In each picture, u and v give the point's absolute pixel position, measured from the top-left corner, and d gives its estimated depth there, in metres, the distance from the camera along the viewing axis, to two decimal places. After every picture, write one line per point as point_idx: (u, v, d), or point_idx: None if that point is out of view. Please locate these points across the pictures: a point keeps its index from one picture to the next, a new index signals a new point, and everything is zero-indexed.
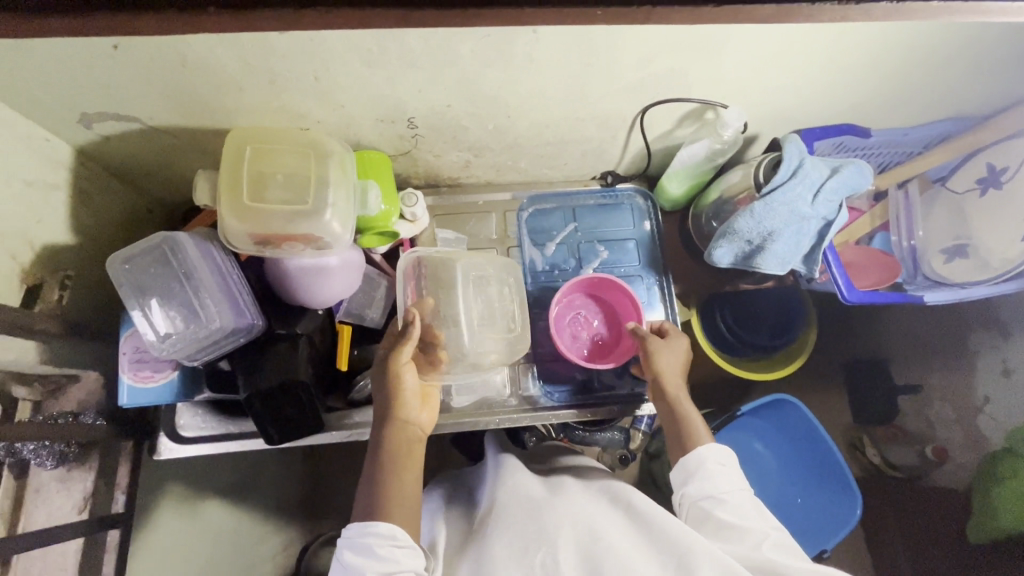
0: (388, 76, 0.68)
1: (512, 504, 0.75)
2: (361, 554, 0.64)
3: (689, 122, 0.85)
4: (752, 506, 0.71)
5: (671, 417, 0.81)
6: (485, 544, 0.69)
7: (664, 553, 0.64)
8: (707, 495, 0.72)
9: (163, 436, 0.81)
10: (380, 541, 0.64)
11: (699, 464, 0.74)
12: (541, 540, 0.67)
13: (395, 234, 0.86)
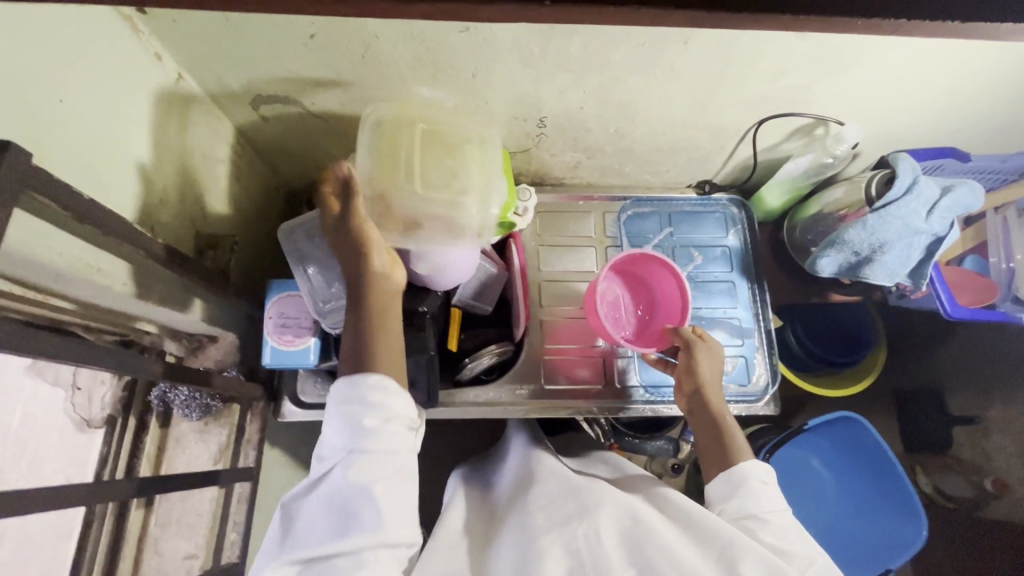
0: (537, 77, 0.74)
1: (549, 480, 0.74)
2: (356, 406, 0.62)
3: (798, 136, 0.89)
4: (795, 529, 0.68)
5: (712, 426, 0.77)
6: (520, 520, 0.69)
7: (707, 546, 0.63)
8: (748, 515, 0.68)
9: (287, 401, 0.86)
10: (376, 398, 0.62)
11: (743, 481, 0.70)
12: (582, 514, 0.66)
13: (510, 226, 0.91)
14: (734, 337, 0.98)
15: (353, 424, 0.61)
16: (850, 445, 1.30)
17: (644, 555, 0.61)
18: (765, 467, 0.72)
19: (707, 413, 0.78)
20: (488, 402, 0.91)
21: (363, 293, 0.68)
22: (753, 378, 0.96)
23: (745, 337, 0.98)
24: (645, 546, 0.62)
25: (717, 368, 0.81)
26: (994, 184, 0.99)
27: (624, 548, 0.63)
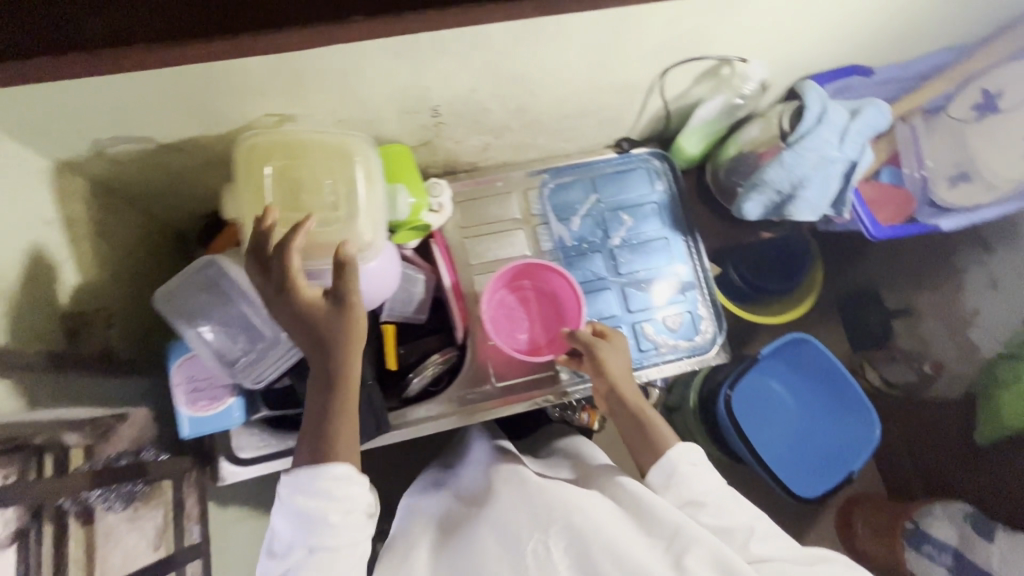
0: (415, 65, 0.66)
1: (505, 490, 0.72)
2: (315, 499, 0.55)
3: (705, 79, 0.85)
4: (728, 495, 0.71)
5: (633, 420, 0.78)
6: (471, 539, 0.67)
7: (656, 535, 0.64)
8: (689, 500, 0.70)
9: (224, 461, 0.80)
10: (337, 489, 0.55)
11: (674, 469, 0.72)
12: (534, 525, 0.65)
13: (426, 227, 0.85)
14: (677, 293, 0.97)
15: (311, 519, 0.55)
16: (807, 365, 1.34)
17: (592, 557, 0.61)
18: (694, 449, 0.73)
19: (625, 410, 0.79)
20: (444, 414, 0.86)
21: (326, 361, 0.56)
22: (701, 331, 0.96)
23: (688, 290, 0.97)
24: (592, 546, 0.61)
25: (624, 362, 0.82)
26: (899, 93, 0.99)
27: (573, 553, 0.62)
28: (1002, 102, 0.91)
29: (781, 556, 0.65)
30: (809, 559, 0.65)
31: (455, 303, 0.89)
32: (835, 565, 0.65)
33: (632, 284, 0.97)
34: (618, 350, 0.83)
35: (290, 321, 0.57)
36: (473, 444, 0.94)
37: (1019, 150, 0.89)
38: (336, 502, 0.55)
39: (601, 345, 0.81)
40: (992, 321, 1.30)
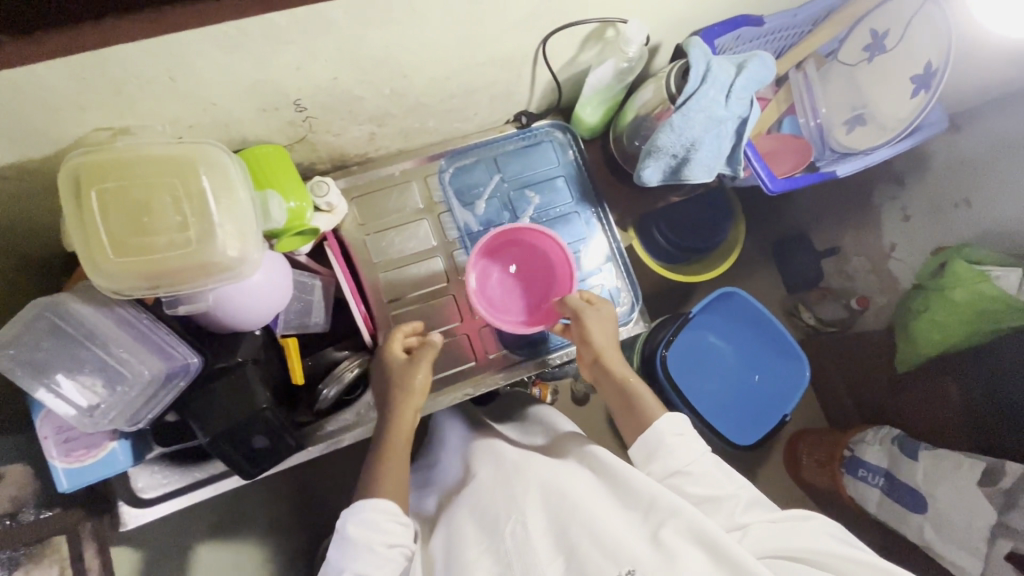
0: (256, 59, 0.59)
1: (484, 478, 0.73)
2: (364, 529, 0.63)
3: (591, 44, 0.81)
4: (717, 468, 0.68)
5: (618, 390, 0.77)
6: (458, 529, 0.68)
7: (632, 507, 0.62)
8: (673, 471, 0.68)
9: (123, 505, 0.75)
10: (385, 523, 0.64)
11: (660, 438, 0.70)
12: (511, 509, 0.65)
13: (315, 231, 0.80)
14: (592, 267, 0.95)
15: (357, 548, 0.61)
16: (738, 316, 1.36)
17: (569, 539, 0.60)
18: (678, 416, 0.71)
19: (611, 378, 0.79)
20: (361, 421, 0.84)
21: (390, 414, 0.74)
22: (620, 303, 0.95)
23: (605, 263, 0.95)
24: (569, 527, 0.60)
25: (612, 330, 0.81)
26: (792, 40, 0.99)
27: (552, 533, 0.61)
28: (890, 41, 0.90)
29: (766, 520, 0.63)
30: (795, 520, 0.63)
31: (358, 305, 0.84)
32: (823, 526, 0.63)
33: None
34: (603, 317, 0.81)
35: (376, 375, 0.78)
36: (450, 429, 0.93)
37: (905, 88, 0.89)
38: (381, 535, 0.63)
39: (588, 310, 0.80)
40: (907, 253, 1.34)
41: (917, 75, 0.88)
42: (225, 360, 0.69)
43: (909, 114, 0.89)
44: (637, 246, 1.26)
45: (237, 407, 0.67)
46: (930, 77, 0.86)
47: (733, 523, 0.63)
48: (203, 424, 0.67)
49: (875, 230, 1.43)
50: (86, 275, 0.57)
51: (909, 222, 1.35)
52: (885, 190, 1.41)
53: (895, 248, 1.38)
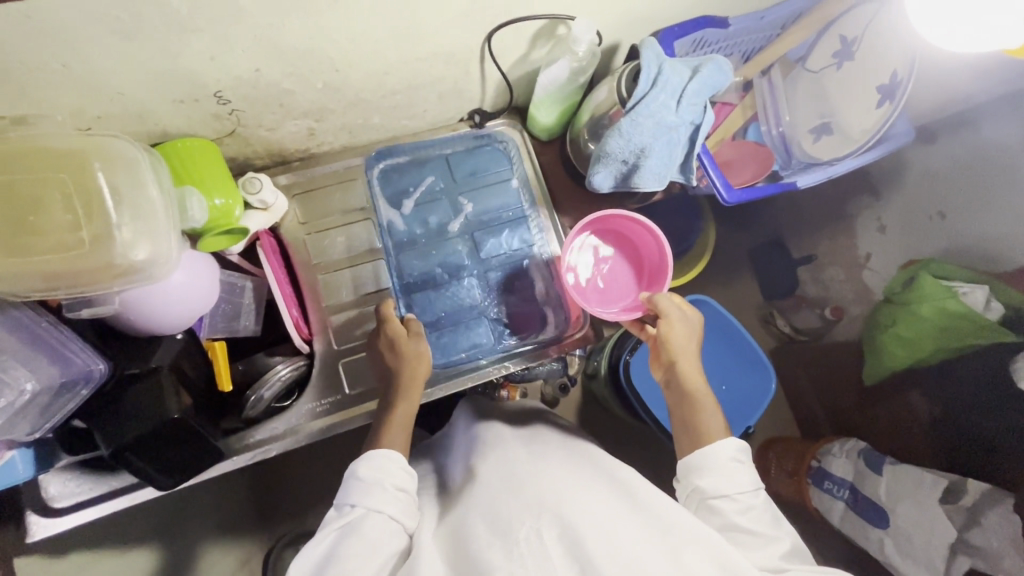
0: (161, 47, 0.55)
1: (494, 481, 0.69)
2: (374, 469, 0.66)
3: (542, 41, 0.78)
4: (764, 506, 0.65)
5: (681, 399, 0.74)
6: (462, 532, 0.63)
7: (651, 526, 0.58)
8: (721, 493, 0.65)
9: (32, 514, 0.71)
10: (395, 468, 0.67)
11: (716, 456, 0.67)
12: (527, 516, 0.60)
13: (246, 231, 0.76)
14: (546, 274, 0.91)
15: (368, 486, 0.64)
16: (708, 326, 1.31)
17: (583, 548, 0.54)
18: (739, 442, 0.68)
19: (680, 386, 0.75)
20: (290, 432, 0.80)
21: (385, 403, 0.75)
22: (550, 321, 0.88)
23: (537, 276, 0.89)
24: (582, 537, 0.55)
25: (692, 339, 0.77)
26: (760, 44, 0.96)
27: (564, 544, 0.56)
28: (857, 48, 0.87)
29: (810, 569, 0.58)
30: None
31: (290, 308, 0.80)
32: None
33: (496, 267, 0.89)
34: (687, 322, 0.77)
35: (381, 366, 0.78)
36: (461, 434, 0.90)
37: (871, 98, 0.87)
38: (390, 474, 0.66)
39: (675, 312, 0.77)
40: (881, 263, 1.34)
41: (882, 85, 0.85)
42: (138, 365, 0.65)
43: (872, 126, 0.86)
44: None
45: (149, 414, 0.64)
46: (895, 87, 0.83)
47: (771, 564, 0.58)
48: (107, 433, 0.63)
49: (850, 241, 1.41)
50: None
51: (884, 233, 1.34)
52: (861, 199, 1.40)
53: (869, 258, 1.37)
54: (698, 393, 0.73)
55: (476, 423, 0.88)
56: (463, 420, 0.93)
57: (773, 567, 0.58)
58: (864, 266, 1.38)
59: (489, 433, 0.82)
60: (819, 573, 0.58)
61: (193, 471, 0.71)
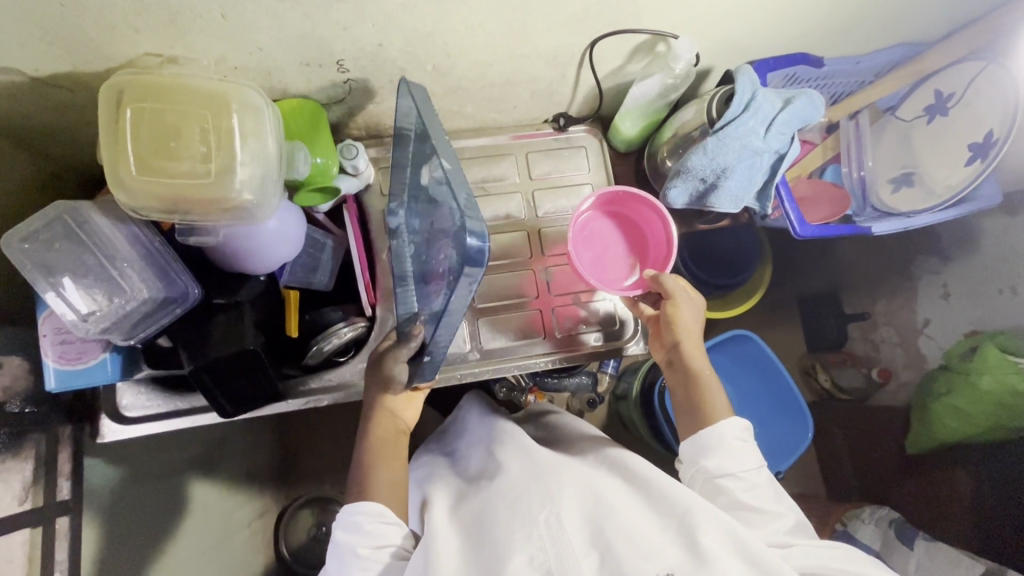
0: (306, 13, 0.61)
1: (512, 467, 0.71)
2: (352, 533, 0.68)
3: (640, 56, 0.81)
4: (768, 484, 0.68)
5: (685, 383, 0.76)
6: (482, 517, 0.65)
7: (668, 514, 0.59)
8: (725, 472, 0.68)
9: (105, 418, 0.77)
10: (370, 527, 0.68)
11: (722, 439, 0.69)
12: (545, 500, 0.62)
13: (337, 191, 0.81)
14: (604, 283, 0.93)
15: (346, 554, 0.67)
16: (749, 365, 1.28)
17: (603, 536, 0.57)
18: (743, 422, 0.71)
19: (681, 371, 0.77)
20: (342, 386, 0.85)
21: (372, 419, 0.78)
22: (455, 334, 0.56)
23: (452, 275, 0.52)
24: (606, 527, 0.57)
25: (696, 323, 0.79)
26: (850, 89, 0.97)
27: (586, 530, 0.58)
28: (952, 103, 0.87)
29: (811, 543, 0.62)
30: (840, 546, 0.63)
31: (363, 272, 0.85)
32: (862, 557, 0.61)
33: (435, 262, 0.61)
34: (693, 306, 0.79)
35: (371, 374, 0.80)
36: (474, 421, 0.92)
37: (960, 155, 0.86)
38: (365, 536, 0.67)
39: (682, 296, 0.78)
40: (940, 332, 1.25)
41: (975, 143, 0.84)
42: (225, 296, 0.71)
43: (957, 182, 0.86)
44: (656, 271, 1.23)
45: (227, 343, 0.69)
46: (989, 147, 0.82)
47: (776, 539, 0.62)
48: (190, 352, 0.69)
49: None
50: (109, 188, 0.60)
51: (949, 301, 1.24)
52: None
53: (928, 324, 1.28)
54: (696, 382, 0.75)
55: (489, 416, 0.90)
56: (473, 411, 0.95)
57: (779, 542, 0.62)
58: (921, 332, 1.30)
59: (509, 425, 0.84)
60: (819, 545, 0.62)
61: (253, 405, 0.75)
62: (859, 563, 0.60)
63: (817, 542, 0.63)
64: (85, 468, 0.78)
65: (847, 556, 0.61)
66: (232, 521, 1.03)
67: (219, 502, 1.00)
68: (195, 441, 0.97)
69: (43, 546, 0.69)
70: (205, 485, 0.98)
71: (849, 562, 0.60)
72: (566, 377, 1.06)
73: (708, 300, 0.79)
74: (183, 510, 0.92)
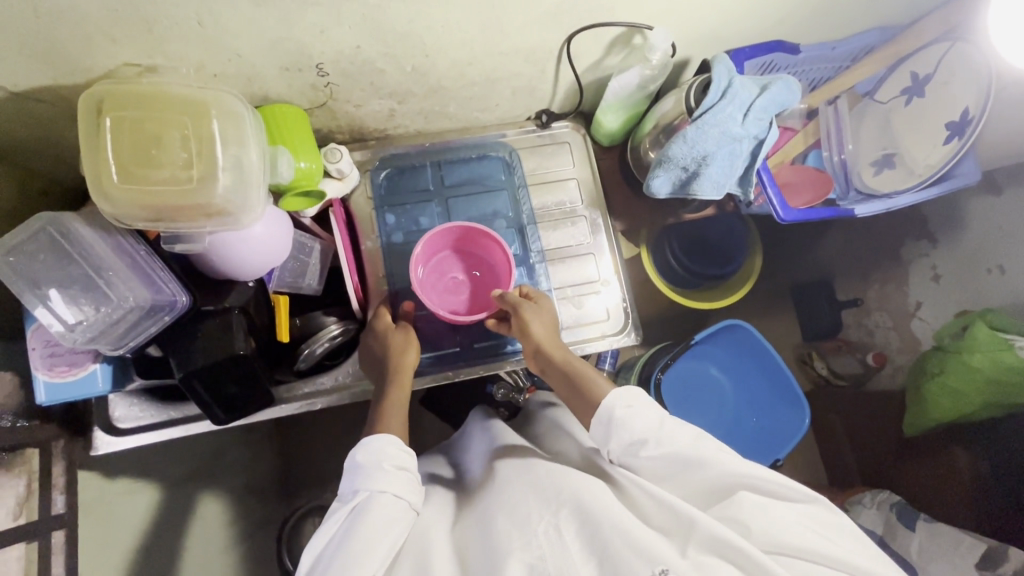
0: (283, 17, 0.62)
1: (510, 477, 0.70)
2: (370, 454, 0.66)
3: (617, 49, 0.82)
4: (669, 426, 0.64)
5: (564, 376, 0.74)
6: (480, 528, 0.64)
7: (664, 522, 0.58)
8: (630, 443, 0.64)
9: (97, 430, 0.77)
10: (391, 450, 0.67)
11: (610, 413, 0.66)
12: (544, 509, 0.61)
13: (322, 195, 0.81)
14: (594, 274, 0.94)
15: (368, 471, 0.64)
16: (745, 354, 1.28)
17: (599, 539, 0.56)
18: (626, 388, 0.68)
19: (556, 366, 0.76)
20: (335, 389, 0.85)
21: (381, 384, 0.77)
22: None
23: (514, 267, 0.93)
24: (602, 528, 0.56)
25: (550, 320, 0.79)
26: (828, 74, 0.98)
27: (582, 537, 0.57)
28: (928, 84, 0.88)
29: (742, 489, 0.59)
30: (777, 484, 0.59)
31: (350, 273, 0.85)
32: (795, 507, 0.58)
33: None
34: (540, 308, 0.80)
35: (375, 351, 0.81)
36: (477, 433, 0.91)
37: (938, 134, 0.87)
38: (387, 456, 0.66)
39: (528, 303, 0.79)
40: (932, 314, 1.26)
41: (952, 122, 0.85)
42: (214, 302, 0.71)
43: (937, 161, 0.87)
44: (646, 264, 1.23)
45: (217, 349, 0.69)
46: (966, 125, 0.83)
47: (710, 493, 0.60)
48: (182, 359, 0.69)
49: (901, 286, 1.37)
50: (92, 200, 0.60)
51: (939, 282, 1.24)
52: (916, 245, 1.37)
53: (920, 306, 1.29)
54: (571, 371, 0.73)
55: (491, 426, 0.89)
56: (476, 422, 0.95)
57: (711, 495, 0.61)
58: (914, 315, 1.30)
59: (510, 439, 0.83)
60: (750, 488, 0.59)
61: (246, 411, 0.75)
62: (789, 531, 0.56)
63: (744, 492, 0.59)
64: (79, 482, 0.77)
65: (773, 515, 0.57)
66: (234, 531, 1.02)
67: (219, 512, 1.00)
68: (191, 451, 0.97)
69: (40, 560, 0.68)
70: (203, 495, 0.97)
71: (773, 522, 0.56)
72: None
73: (554, 296, 0.79)
74: (181, 521, 0.91)
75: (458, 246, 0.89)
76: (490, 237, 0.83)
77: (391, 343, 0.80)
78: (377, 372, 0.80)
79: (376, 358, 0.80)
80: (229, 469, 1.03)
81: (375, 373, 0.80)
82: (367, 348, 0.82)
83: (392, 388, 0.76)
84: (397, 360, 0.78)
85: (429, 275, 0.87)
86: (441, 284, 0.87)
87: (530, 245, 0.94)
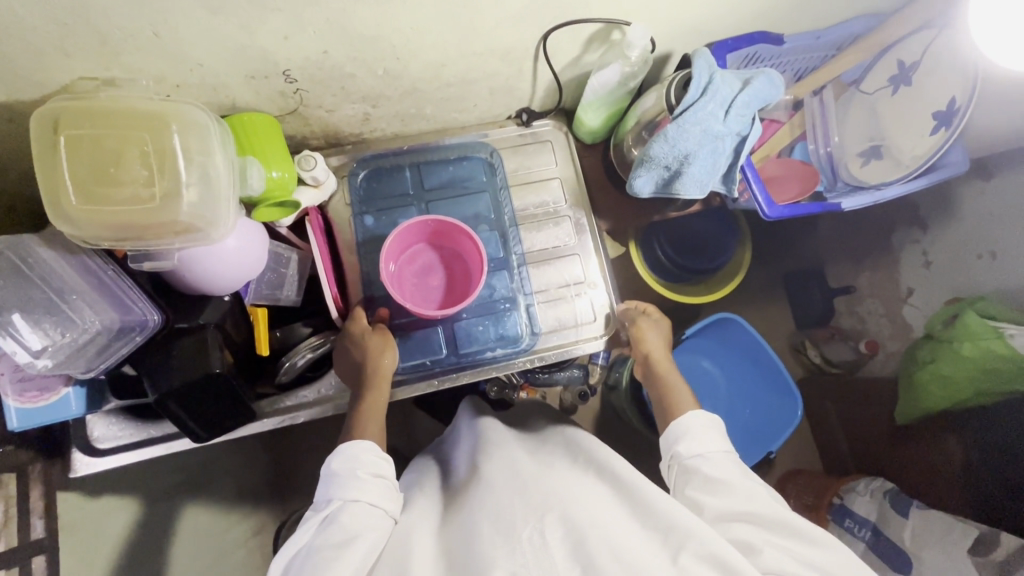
0: (242, 25, 0.59)
1: (496, 481, 0.67)
2: (346, 463, 0.66)
3: (595, 45, 0.80)
4: (734, 465, 0.66)
5: (656, 387, 0.79)
6: (462, 531, 0.61)
7: (653, 530, 0.56)
8: (695, 454, 0.67)
9: (77, 451, 0.76)
10: (367, 457, 0.67)
11: (687, 426, 0.70)
12: (529, 513, 0.59)
13: (297, 204, 0.79)
14: (581, 275, 0.93)
15: (343, 479, 0.64)
16: (736, 345, 1.27)
17: (584, 547, 0.53)
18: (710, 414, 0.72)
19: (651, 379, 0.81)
20: (319, 401, 0.84)
21: (358, 394, 0.76)
22: (511, 316, 0.90)
23: (497, 269, 0.91)
24: (586, 537, 0.54)
25: (662, 340, 0.85)
26: (813, 64, 0.96)
27: (568, 545, 0.55)
28: (915, 73, 0.86)
29: (779, 540, 0.55)
30: (822, 541, 0.55)
31: (329, 285, 0.82)
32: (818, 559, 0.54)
33: None
34: (659, 327, 0.86)
35: (350, 357, 0.79)
36: (464, 428, 0.89)
37: (925, 124, 0.85)
38: (362, 464, 0.66)
39: (645, 317, 0.86)
40: (923, 301, 1.25)
41: (939, 112, 0.84)
42: (187, 320, 0.69)
43: (923, 152, 0.85)
44: (635, 258, 1.22)
45: (191, 369, 0.67)
46: (953, 115, 0.82)
47: (737, 510, 0.59)
48: (155, 380, 0.67)
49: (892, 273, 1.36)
50: (52, 221, 0.58)
51: (930, 269, 1.24)
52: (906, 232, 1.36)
53: (911, 293, 1.28)
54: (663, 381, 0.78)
55: (479, 421, 0.87)
56: (464, 417, 0.92)
57: (741, 514, 0.59)
58: (905, 302, 1.30)
59: (495, 433, 0.80)
60: (790, 536, 0.56)
61: (225, 428, 0.74)
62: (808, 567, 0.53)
63: (773, 529, 0.57)
64: (59, 504, 0.76)
65: (795, 558, 0.54)
66: (226, 542, 1.01)
67: (209, 524, 0.99)
68: (177, 464, 0.96)
69: None
70: (191, 508, 0.96)
71: (794, 562, 0.53)
72: (553, 372, 1.05)
73: (673, 320, 0.85)
74: (169, 536, 0.91)
75: (433, 240, 0.86)
76: (464, 231, 0.81)
77: (365, 348, 0.78)
78: (354, 380, 0.78)
79: (351, 364, 0.79)
80: (219, 480, 1.03)
81: (352, 381, 0.78)
82: (342, 354, 0.80)
83: (368, 400, 0.74)
84: (372, 369, 0.76)
85: (401, 270, 0.85)
86: (413, 279, 0.86)
87: (513, 248, 0.92)
